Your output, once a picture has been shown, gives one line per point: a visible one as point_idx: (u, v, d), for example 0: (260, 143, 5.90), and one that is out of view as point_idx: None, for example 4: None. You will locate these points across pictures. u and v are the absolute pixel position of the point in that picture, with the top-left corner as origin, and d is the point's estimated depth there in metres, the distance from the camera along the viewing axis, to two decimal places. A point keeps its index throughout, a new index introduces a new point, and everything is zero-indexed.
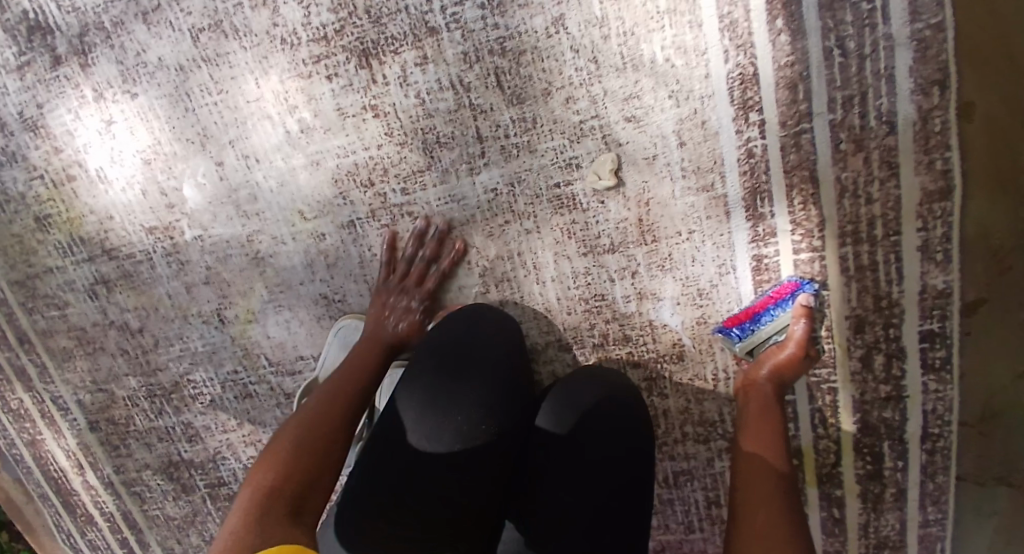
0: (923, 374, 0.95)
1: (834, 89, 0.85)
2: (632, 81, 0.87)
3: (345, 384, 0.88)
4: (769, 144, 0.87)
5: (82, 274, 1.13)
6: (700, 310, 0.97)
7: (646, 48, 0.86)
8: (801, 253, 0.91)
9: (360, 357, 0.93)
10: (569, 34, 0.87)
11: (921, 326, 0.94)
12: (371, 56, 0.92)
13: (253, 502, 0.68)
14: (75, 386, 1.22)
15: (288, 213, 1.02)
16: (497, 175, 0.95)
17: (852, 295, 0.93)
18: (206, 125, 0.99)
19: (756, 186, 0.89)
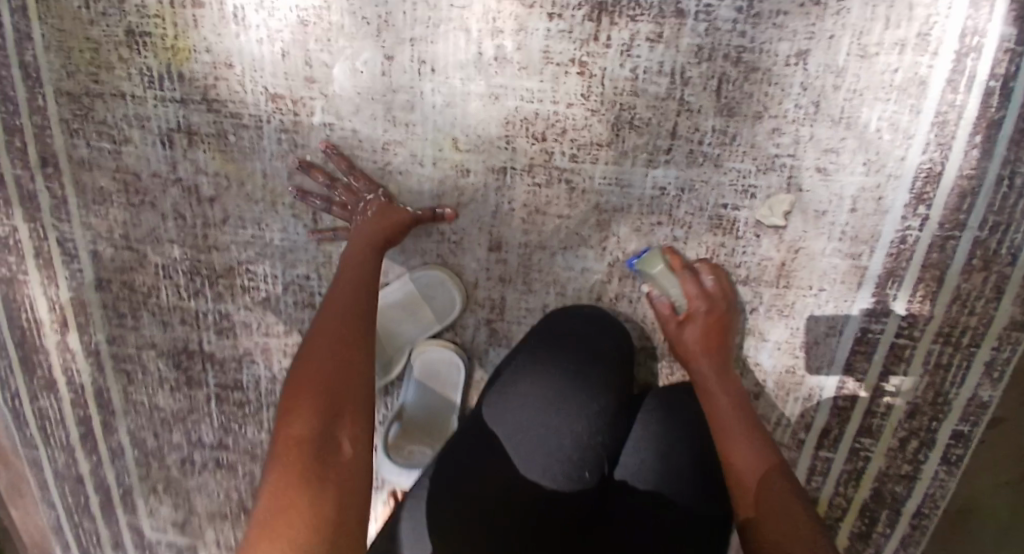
0: (941, 465, 1.06)
1: (989, 213, 0.91)
2: (839, 137, 0.89)
3: (335, 343, 0.79)
4: (922, 238, 0.93)
5: (161, 115, 0.97)
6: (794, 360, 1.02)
7: (865, 112, 0.88)
8: (901, 338, 0.99)
9: (343, 306, 0.84)
10: (806, 70, 0.86)
11: (958, 427, 1.03)
12: (605, 12, 0.86)
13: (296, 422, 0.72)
14: (97, 234, 1.07)
15: (440, 135, 0.94)
16: (672, 175, 0.93)
17: (919, 385, 1.02)
18: (393, 12, 0.88)
19: (893, 269, 0.95)
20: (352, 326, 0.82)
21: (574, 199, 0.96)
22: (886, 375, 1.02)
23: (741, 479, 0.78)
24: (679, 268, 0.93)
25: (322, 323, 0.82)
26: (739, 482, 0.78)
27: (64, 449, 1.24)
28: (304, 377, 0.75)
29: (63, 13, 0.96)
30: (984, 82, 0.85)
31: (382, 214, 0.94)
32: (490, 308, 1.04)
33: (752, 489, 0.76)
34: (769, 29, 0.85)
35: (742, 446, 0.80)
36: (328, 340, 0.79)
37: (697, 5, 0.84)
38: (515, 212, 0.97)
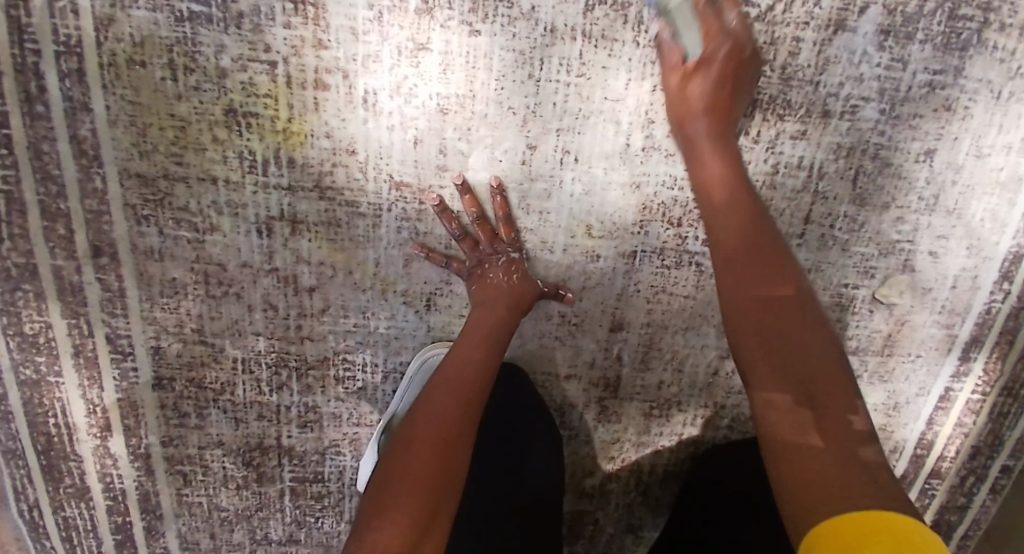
0: (989, 495, 1.09)
1: None
2: (950, 226, 0.92)
3: (442, 433, 0.71)
4: (1004, 309, 0.98)
5: (260, 203, 0.86)
6: (887, 419, 1.05)
7: (973, 205, 0.91)
8: (976, 395, 1.03)
9: (452, 386, 0.75)
10: (931, 166, 0.88)
11: (1006, 462, 1.07)
12: (759, 108, 0.85)
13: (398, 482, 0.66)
14: (161, 329, 0.94)
15: (573, 221, 0.91)
16: (803, 257, 0.92)
17: (985, 434, 1.06)
18: (542, 102, 0.83)
19: (978, 334, 0.99)
20: (458, 417, 0.73)
21: (701, 282, 0.95)
22: (956, 426, 1.05)
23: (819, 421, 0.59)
24: (680, 59, 0.79)
25: (424, 402, 0.74)
26: (815, 396, 0.60)
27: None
28: (402, 464, 0.68)
29: (140, 83, 0.81)
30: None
31: (519, 284, 0.87)
32: (605, 387, 1.02)
33: (834, 384, 0.61)
34: (905, 129, 0.86)
35: (835, 408, 0.59)
36: (431, 428, 0.71)
37: (842, 105, 0.85)
38: (638, 293, 0.95)
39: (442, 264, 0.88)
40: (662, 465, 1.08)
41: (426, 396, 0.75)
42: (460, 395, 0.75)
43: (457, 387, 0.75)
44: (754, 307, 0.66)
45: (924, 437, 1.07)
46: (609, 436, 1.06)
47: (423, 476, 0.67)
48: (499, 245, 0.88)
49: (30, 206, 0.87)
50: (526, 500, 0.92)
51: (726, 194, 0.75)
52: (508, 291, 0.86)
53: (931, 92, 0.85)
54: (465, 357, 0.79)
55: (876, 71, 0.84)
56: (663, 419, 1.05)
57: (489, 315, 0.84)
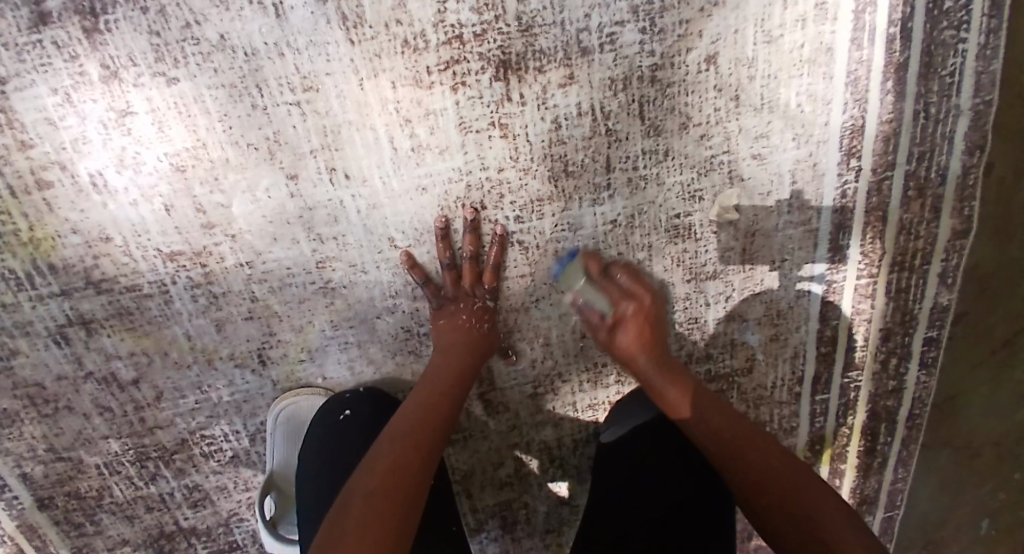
0: (921, 371, 1.05)
1: (913, 146, 0.89)
2: (766, 121, 0.84)
3: (399, 476, 0.68)
4: (860, 188, 0.91)
5: (42, 314, 0.82)
6: (775, 328, 0.99)
7: (784, 93, 0.83)
8: (863, 279, 0.98)
9: (421, 429, 0.75)
10: (718, 71, 0.80)
11: (929, 334, 1.03)
12: (511, 69, 0.77)
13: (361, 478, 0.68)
14: (20, 456, 0.93)
15: (374, 240, 0.86)
16: (620, 206, 0.85)
17: (887, 312, 1.01)
18: (280, 129, 0.77)
19: (842, 220, 0.92)
20: (416, 460, 0.71)
21: (533, 256, 0.89)
22: (856, 314, 1.00)
23: (794, 505, 0.64)
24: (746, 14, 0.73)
25: (381, 451, 0.71)
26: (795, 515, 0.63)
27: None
28: (378, 460, 0.70)
29: None
30: (884, 31, 0.82)
31: (449, 316, 0.88)
32: (479, 382, 1.00)
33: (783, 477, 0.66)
34: (675, 40, 0.78)
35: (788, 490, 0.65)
36: (390, 476, 0.68)
37: (598, 37, 0.76)
38: None
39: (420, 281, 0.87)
40: (568, 437, 1.05)
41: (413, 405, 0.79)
42: (402, 446, 0.72)
43: (427, 432, 0.74)
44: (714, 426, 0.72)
45: (823, 335, 1.01)
46: (505, 425, 1.03)
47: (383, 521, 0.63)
48: (477, 290, 0.89)
49: None
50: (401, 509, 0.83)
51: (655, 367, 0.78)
52: (468, 340, 0.87)
53: None
54: (414, 407, 0.78)
55: None
56: (551, 394, 1.01)
57: (447, 357, 0.85)
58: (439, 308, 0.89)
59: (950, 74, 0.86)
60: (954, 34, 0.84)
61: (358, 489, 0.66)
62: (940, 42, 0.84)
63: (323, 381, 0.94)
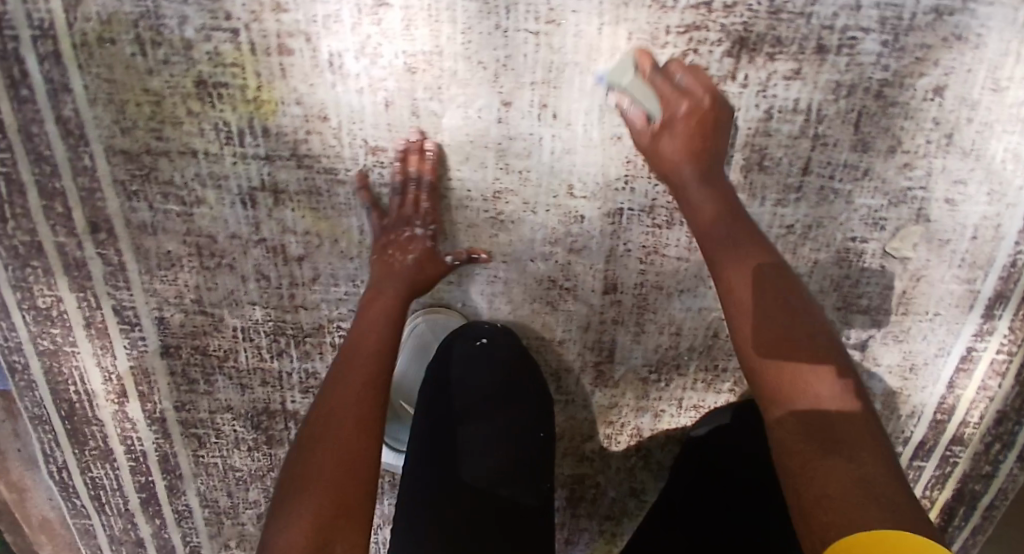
0: (1017, 463, 1.01)
1: None
2: (968, 168, 0.84)
3: (326, 422, 0.68)
4: None
5: (240, 173, 0.87)
6: (903, 381, 0.98)
7: (993, 145, 0.82)
8: (1002, 354, 0.95)
9: (357, 371, 0.74)
10: (941, 104, 0.80)
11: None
12: (745, 48, 0.77)
13: (335, 397, 0.71)
14: (164, 300, 0.97)
15: (554, 183, 0.87)
16: (801, 214, 0.86)
17: (1011, 395, 0.97)
18: (512, 55, 0.79)
19: (1003, 290, 0.91)
20: (354, 388, 0.71)
21: (695, 242, 0.89)
22: (980, 389, 0.97)
23: (858, 471, 0.51)
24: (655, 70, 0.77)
25: (339, 388, 0.71)
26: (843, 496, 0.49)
27: (123, 515, 1.19)
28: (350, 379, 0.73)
29: (112, 61, 0.81)
30: None
31: (385, 247, 0.86)
32: (598, 351, 0.98)
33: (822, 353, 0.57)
34: (912, 64, 0.78)
35: (808, 382, 0.56)
36: (314, 425, 0.68)
37: (839, 38, 0.76)
38: (630, 253, 0.91)
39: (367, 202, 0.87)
40: (661, 432, 1.04)
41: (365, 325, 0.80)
42: (358, 382, 0.72)
43: (363, 368, 0.74)
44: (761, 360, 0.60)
45: (945, 401, 0.99)
46: (607, 400, 1.02)
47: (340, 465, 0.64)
48: (417, 221, 0.87)
49: (28, 184, 0.91)
50: (486, 449, 0.89)
51: (730, 261, 0.65)
52: (410, 274, 0.85)
53: (940, 19, 0.76)
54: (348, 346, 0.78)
55: None
56: (661, 384, 1.00)
57: (384, 290, 0.84)
58: (379, 241, 0.87)
59: None
60: None
61: (338, 410, 0.69)
62: None
63: (460, 307, 0.97)
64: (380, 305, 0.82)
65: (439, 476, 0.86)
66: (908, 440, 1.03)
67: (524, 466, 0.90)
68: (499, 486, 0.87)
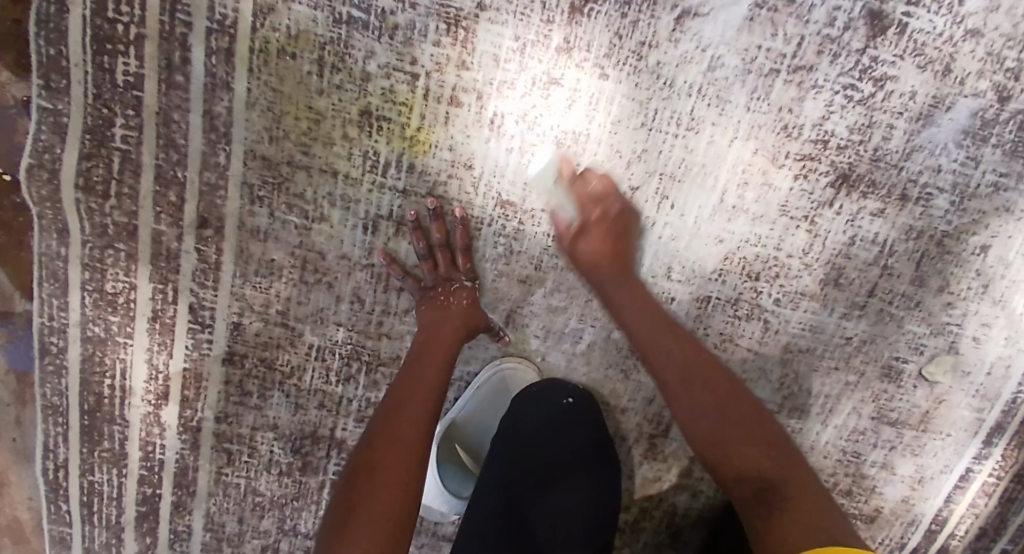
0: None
1: None
2: (995, 314, 0.99)
3: (389, 451, 0.78)
4: None
5: (372, 201, 0.90)
6: (912, 490, 1.10)
7: (1016, 300, 0.99)
8: (992, 477, 1.10)
9: (412, 409, 0.82)
10: (984, 260, 0.96)
11: (1007, 547, 1.13)
12: (846, 182, 0.91)
13: (383, 439, 0.80)
14: (247, 306, 0.96)
15: (656, 263, 0.96)
16: (861, 328, 0.98)
17: (995, 518, 1.12)
18: (649, 149, 0.90)
19: (1003, 421, 1.07)
20: (399, 437, 0.80)
21: (767, 337, 0.99)
22: (971, 506, 1.11)
23: (767, 486, 0.73)
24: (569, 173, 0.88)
25: (387, 423, 0.81)
26: (761, 475, 0.74)
27: (112, 529, 1.10)
28: (399, 426, 0.81)
29: (286, 73, 0.85)
30: None
31: (436, 305, 0.92)
32: (656, 424, 1.05)
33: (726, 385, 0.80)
34: (969, 222, 0.94)
35: (710, 382, 0.80)
36: (377, 450, 0.79)
37: (919, 191, 0.92)
38: (709, 338, 0.99)
39: (400, 277, 0.92)
40: (695, 511, 1.10)
41: (413, 370, 0.87)
42: (410, 428, 0.81)
43: (415, 409, 0.82)
44: (694, 421, 0.78)
45: (940, 515, 1.12)
46: (651, 473, 1.08)
47: (398, 490, 0.76)
48: (459, 274, 0.93)
49: (145, 165, 0.90)
50: (555, 500, 0.94)
51: (621, 279, 0.86)
52: (464, 313, 0.92)
53: (996, 193, 0.93)
54: (402, 385, 0.85)
55: (952, 166, 0.91)
56: (706, 465, 1.07)
57: (438, 332, 0.90)
58: (427, 294, 0.93)
59: None
60: None
61: (385, 453, 0.78)
62: None
63: (539, 362, 1.01)
64: (432, 350, 0.88)
65: (523, 526, 0.92)
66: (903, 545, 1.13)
67: (589, 524, 0.93)
68: (561, 536, 0.92)
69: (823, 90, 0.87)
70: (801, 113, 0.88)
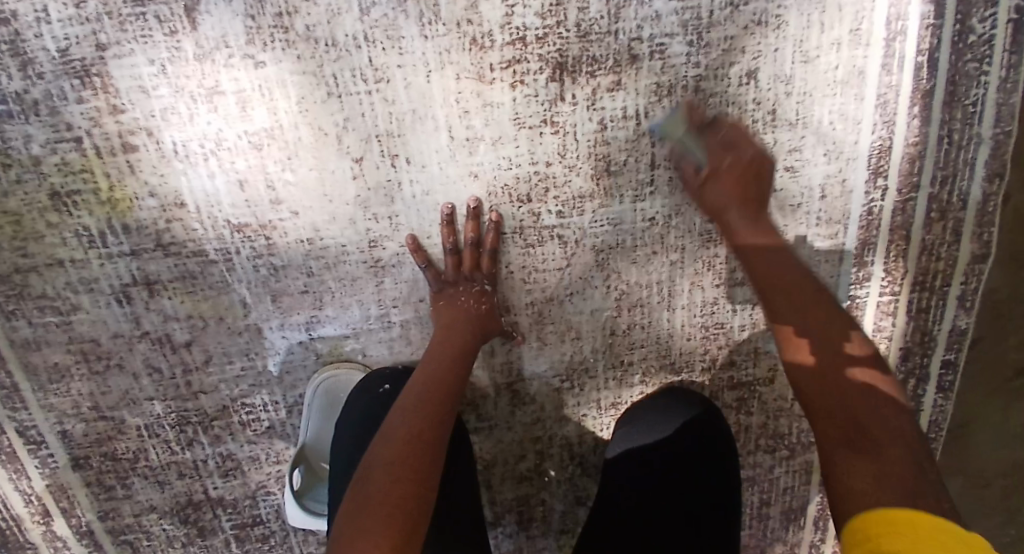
0: (937, 393, 1.13)
1: (937, 169, 0.98)
2: (799, 136, 0.95)
3: (417, 447, 0.75)
4: (885, 206, 1.01)
5: (110, 273, 0.87)
6: None
7: (818, 111, 0.94)
8: (885, 295, 1.06)
9: (428, 402, 0.81)
10: (758, 86, 0.91)
11: (946, 356, 1.10)
12: (565, 71, 0.85)
13: (395, 435, 0.77)
14: (62, 414, 0.96)
15: (427, 224, 0.90)
16: (660, 204, 0.95)
17: (907, 331, 1.08)
18: (350, 117, 0.83)
19: (867, 239, 1.03)
20: (424, 437, 0.77)
21: (569, 251, 0.97)
22: (878, 331, 1.09)
23: (841, 394, 0.67)
24: None
25: (402, 417, 0.79)
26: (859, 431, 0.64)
27: None
28: (410, 417, 0.79)
29: None
30: (912, 59, 0.92)
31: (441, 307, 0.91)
32: (507, 373, 1.04)
33: (849, 397, 0.66)
34: (720, 55, 0.88)
35: (817, 312, 0.74)
36: (409, 447, 0.75)
37: (649, 45, 0.86)
38: (513, 275, 0.97)
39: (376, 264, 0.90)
40: (589, 435, 1.09)
41: (425, 367, 0.85)
42: (416, 419, 0.78)
43: (431, 402, 0.81)
44: (806, 347, 0.72)
45: None
46: (529, 417, 1.07)
47: (396, 481, 0.71)
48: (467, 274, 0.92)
49: None
50: None
51: (802, 315, 0.74)
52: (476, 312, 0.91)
53: (735, 11, 0.87)
54: (425, 386, 0.83)
55: (672, 6, 0.84)
56: (575, 390, 1.06)
57: (455, 333, 0.89)
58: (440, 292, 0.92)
59: (974, 103, 0.95)
60: (976, 68, 0.94)
61: (405, 441, 0.76)
62: (965, 72, 0.94)
63: (362, 358, 0.97)
64: (446, 344, 0.88)
65: None
66: None
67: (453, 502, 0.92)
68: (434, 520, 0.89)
69: None
70: (482, 18, 0.81)
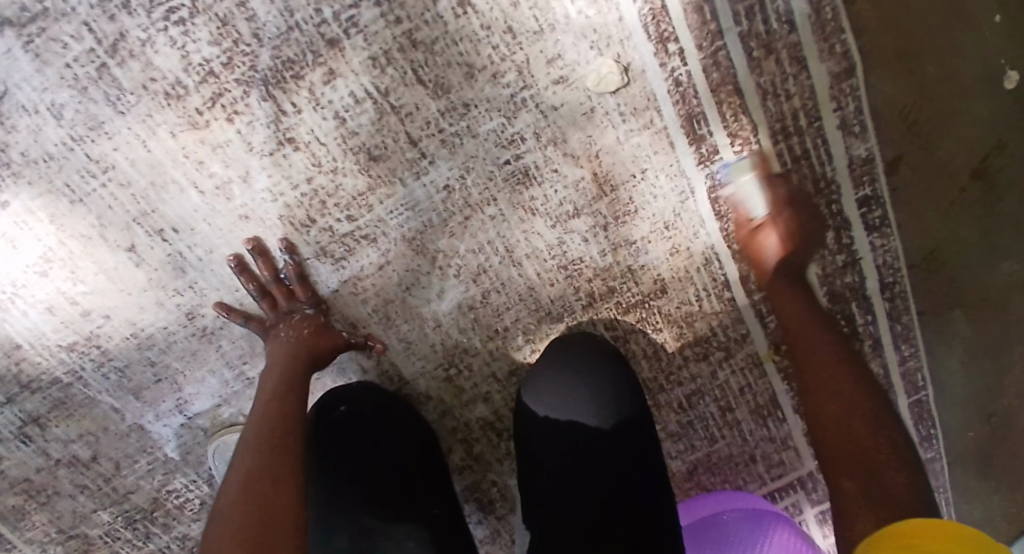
0: (869, 235, 1.01)
1: (735, 4, 0.88)
2: (552, 41, 0.86)
3: (272, 483, 0.74)
4: (693, 71, 0.90)
5: (4, 421, 0.98)
6: (671, 241, 0.99)
7: (558, 6, 0.85)
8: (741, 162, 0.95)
9: (276, 429, 0.80)
10: (478, 11, 0.84)
11: (861, 194, 0.98)
12: (272, 86, 0.83)
13: (247, 469, 0.75)
14: (42, 543, 1.08)
15: (229, 279, 0.92)
16: (446, 169, 0.91)
17: (792, 187, 0.96)
18: (101, 213, 0.86)
19: (691, 111, 0.92)
20: (280, 461, 0.77)
21: (381, 247, 0.95)
22: None
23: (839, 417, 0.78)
24: None
25: (249, 450, 0.77)
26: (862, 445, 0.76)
27: None
28: (259, 448, 0.78)
29: None
30: None
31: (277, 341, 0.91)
32: (390, 380, 1.05)
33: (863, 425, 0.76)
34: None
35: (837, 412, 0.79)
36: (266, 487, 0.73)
37: (340, 24, 0.82)
38: (340, 293, 0.97)
39: (241, 321, 0.92)
40: (504, 409, 1.08)
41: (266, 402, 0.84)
42: (265, 449, 0.78)
43: (281, 427, 0.81)
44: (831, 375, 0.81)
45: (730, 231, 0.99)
46: (435, 412, 1.08)
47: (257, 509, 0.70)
48: (294, 303, 0.94)
49: None
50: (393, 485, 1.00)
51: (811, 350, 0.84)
52: (307, 341, 0.91)
53: None
54: (262, 426, 0.81)
55: None
56: (463, 372, 1.05)
57: (294, 362, 0.89)
58: (271, 335, 0.92)
59: None
60: None
61: (258, 471, 0.75)
62: None
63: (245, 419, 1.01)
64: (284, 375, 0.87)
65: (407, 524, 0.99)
66: (727, 282, 1.02)
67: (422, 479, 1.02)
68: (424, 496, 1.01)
69: (154, 39, 0.79)
70: (164, 71, 0.81)
